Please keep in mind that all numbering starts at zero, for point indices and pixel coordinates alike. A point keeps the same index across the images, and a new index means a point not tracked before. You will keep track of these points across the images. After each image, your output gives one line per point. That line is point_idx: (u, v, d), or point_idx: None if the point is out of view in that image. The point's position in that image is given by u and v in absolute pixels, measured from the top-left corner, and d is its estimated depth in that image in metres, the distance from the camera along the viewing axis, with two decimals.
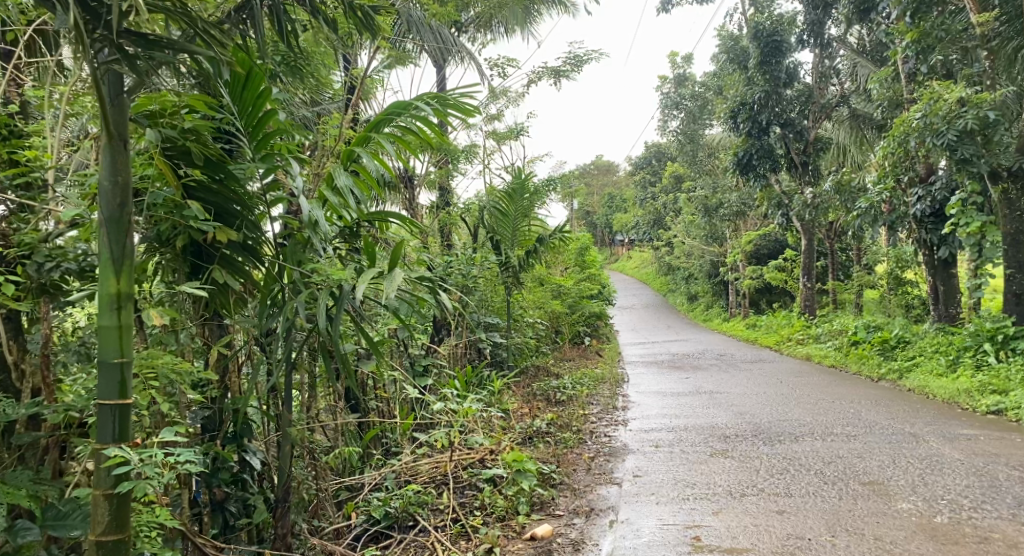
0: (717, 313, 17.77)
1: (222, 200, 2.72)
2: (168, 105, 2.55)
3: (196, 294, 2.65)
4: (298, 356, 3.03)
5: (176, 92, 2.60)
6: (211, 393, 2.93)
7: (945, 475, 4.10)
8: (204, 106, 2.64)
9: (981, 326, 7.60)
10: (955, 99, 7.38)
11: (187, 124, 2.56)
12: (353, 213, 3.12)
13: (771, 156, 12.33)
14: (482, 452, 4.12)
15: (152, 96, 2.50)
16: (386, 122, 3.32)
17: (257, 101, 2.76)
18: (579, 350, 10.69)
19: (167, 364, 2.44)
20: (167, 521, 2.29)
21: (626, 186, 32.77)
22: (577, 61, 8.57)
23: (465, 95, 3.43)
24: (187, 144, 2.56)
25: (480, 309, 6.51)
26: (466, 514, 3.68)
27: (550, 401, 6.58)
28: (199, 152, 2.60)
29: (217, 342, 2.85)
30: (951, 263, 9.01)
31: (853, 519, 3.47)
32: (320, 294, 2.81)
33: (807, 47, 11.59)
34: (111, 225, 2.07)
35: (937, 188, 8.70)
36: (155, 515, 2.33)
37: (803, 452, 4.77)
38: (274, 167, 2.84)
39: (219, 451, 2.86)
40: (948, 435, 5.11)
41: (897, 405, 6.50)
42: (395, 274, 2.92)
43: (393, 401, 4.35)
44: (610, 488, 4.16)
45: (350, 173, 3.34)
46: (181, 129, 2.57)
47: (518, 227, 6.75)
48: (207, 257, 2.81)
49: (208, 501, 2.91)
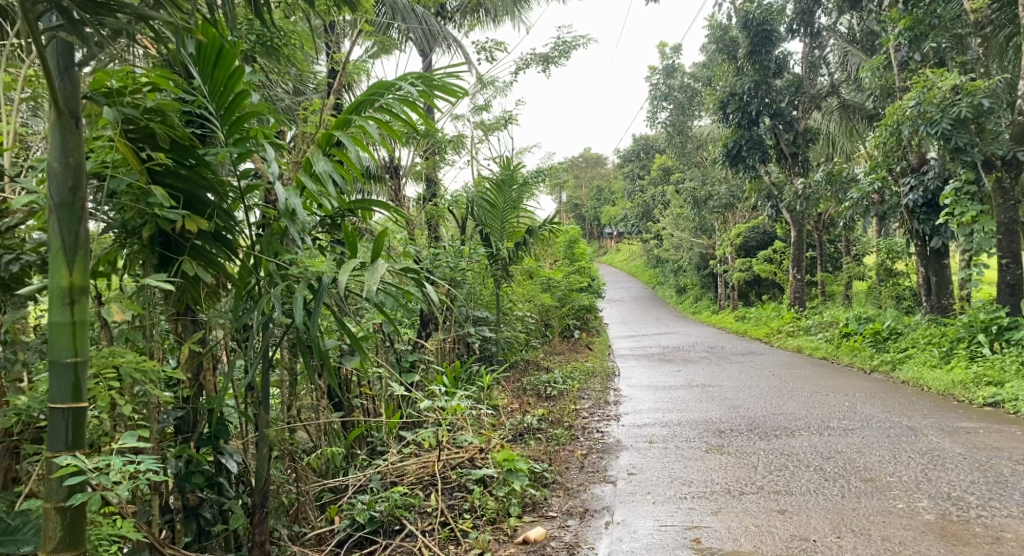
0: (706, 306, 17.71)
1: (191, 187, 2.54)
2: (130, 83, 2.37)
3: (164, 288, 2.47)
4: (275, 353, 2.87)
5: (138, 67, 2.42)
6: (183, 393, 2.76)
7: (948, 470, 3.99)
8: (169, 83, 2.46)
9: (975, 317, 7.49)
10: (949, 87, 7.29)
11: (151, 105, 2.38)
12: (334, 201, 2.96)
13: (761, 148, 12.10)
14: (472, 451, 3.97)
15: (111, 72, 2.32)
16: (367, 104, 3.14)
17: (230, 80, 2.58)
18: (568, 344, 10.57)
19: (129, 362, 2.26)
20: (129, 534, 2.11)
21: (613, 179, 32.69)
22: (565, 48, 8.40)
23: (451, 74, 3.27)
24: (151, 125, 2.37)
25: (468, 301, 6.45)
26: (455, 517, 3.53)
27: (540, 396, 6.44)
28: (164, 134, 2.42)
29: (189, 339, 2.68)
30: (944, 254, 8.94)
31: (857, 519, 3.35)
32: (298, 286, 2.65)
33: (798, 36, 11.43)
34: (62, 212, 1.90)
35: (930, 177, 8.57)
36: (116, 527, 2.14)
37: (800, 447, 4.64)
38: (248, 152, 2.66)
39: (193, 454, 2.70)
40: (947, 429, 5.01)
41: (892, 397, 6.41)
42: (378, 265, 2.75)
43: (379, 399, 4.22)
44: (605, 487, 4.02)
45: (330, 158, 3.16)
46: (144, 110, 2.38)
47: (506, 219, 6.65)
48: (177, 248, 2.63)
49: (182, 507, 2.75)
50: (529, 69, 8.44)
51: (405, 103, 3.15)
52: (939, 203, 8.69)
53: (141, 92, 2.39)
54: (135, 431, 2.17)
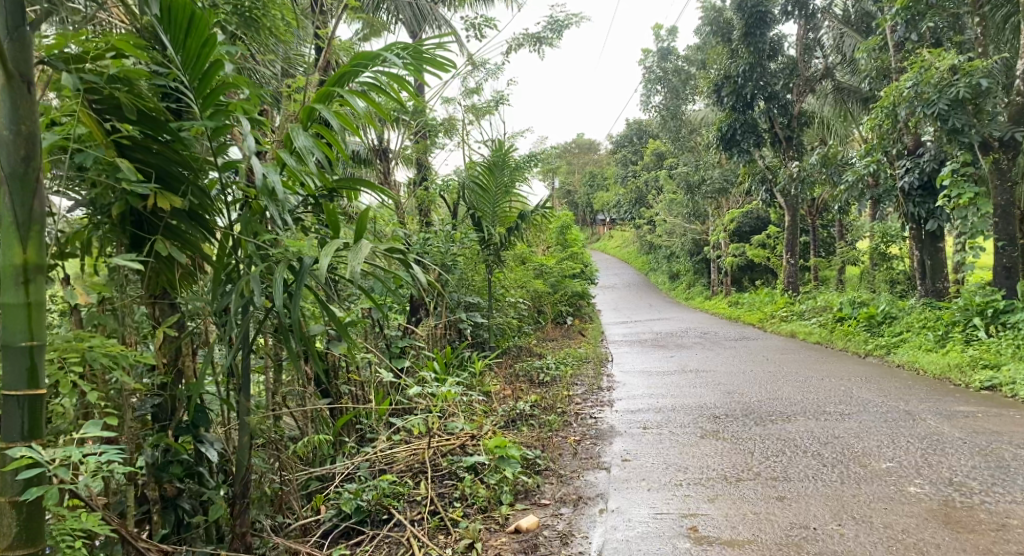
0: (699, 291, 17.66)
1: (163, 163, 2.42)
2: (91, 47, 2.24)
3: (133, 268, 2.34)
4: (256, 337, 2.77)
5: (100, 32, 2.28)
6: (160, 379, 2.65)
7: (949, 455, 3.92)
8: (134, 50, 2.33)
9: (970, 300, 7.42)
10: (946, 67, 7.18)
11: (117, 74, 2.25)
12: (318, 179, 2.82)
13: (755, 131, 12.02)
14: (463, 438, 3.87)
15: (69, 36, 2.18)
16: (351, 78, 3.00)
17: (203, 50, 2.46)
18: (561, 330, 10.48)
19: (95, 347, 2.14)
20: (93, 528, 1.99)
21: (606, 165, 32.50)
22: (558, 27, 8.24)
23: (439, 45, 3.13)
24: (116, 94, 2.25)
25: (460, 287, 6.31)
26: (445, 506, 3.42)
27: (533, 382, 6.34)
28: (132, 104, 2.29)
29: (164, 322, 2.56)
30: (938, 237, 8.87)
31: (858, 506, 3.27)
32: (278, 267, 2.54)
33: (792, 18, 11.20)
34: (13, 183, 1.78)
35: (926, 159, 8.50)
36: (80, 521, 2.02)
37: (797, 432, 4.57)
38: (225, 126, 2.53)
39: (170, 442, 2.60)
40: (944, 413, 4.95)
41: (888, 382, 6.35)
42: (362, 245, 2.65)
43: (367, 385, 4.12)
44: (599, 474, 3.93)
45: (312, 135, 3.01)
46: (110, 79, 2.26)
47: (499, 204, 6.52)
48: (150, 228, 2.51)
49: (159, 498, 2.65)
50: (520, 50, 8.29)
51: (390, 75, 3.01)
52: (935, 185, 8.61)
53: (104, 59, 2.26)
54: (100, 420, 2.07)
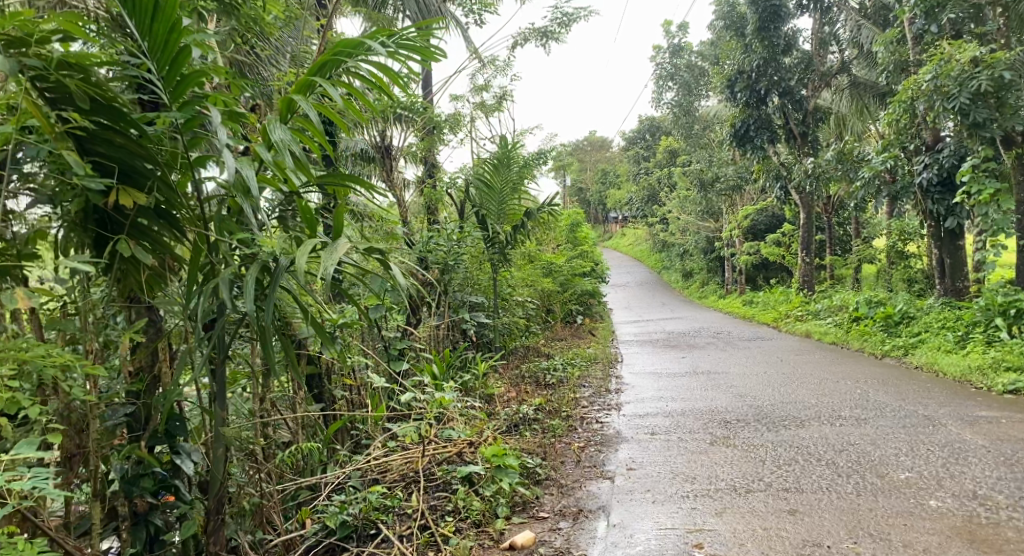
0: (713, 289, 17.41)
1: (126, 156, 2.27)
2: (36, 30, 2.08)
3: (88, 269, 2.18)
4: (232, 342, 2.64)
5: (48, 11, 2.12)
6: (133, 388, 2.51)
7: (972, 465, 3.71)
8: (83, 32, 2.18)
9: (992, 300, 7.17)
10: (967, 59, 6.94)
11: (68, 60, 2.10)
12: (299, 175, 2.67)
13: (769, 128, 11.79)
14: (460, 445, 3.71)
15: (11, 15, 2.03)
16: (333, 67, 2.82)
17: (170, 36, 2.32)
18: (571, 329, 10.31)
19: (41, 358, 2.04)
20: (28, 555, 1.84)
21: (618, 162, 32.23)
22: (567, 20, 8.04)
23: (425, 34, 2.96)
24: (66, 81, 2.09)
25: (463, 286, 6.13)
26: (436, 520, 3.26)
27: (539, 384, 6.17)
28: (84, 91, 2.14)
29: (133, 327, 2.42)
30: (959, 234, 8.58)
31: (875, 521, 3.09)
32: (252, 268, 2.42)
33: (807, 12, 11.01)
34: None
35: (945, 154, 8.22)
36: (15, 547, 1.87)
37: (811, 439, 4.37)
38: (196, 117, 2.39)
39: (141, 454, 2.47)
40: (966, 418, 4.73)
41: (907, 384, 6.11)
42: (338, 245, 2.53)
43: (362, 390, 3.94)
44: (602, 484, 3.76)
45: (290, 127, 2.84)
46: (62, 66, 2.11)
47: (506, 201, 6.32)
48: (115, 228, 2.36)
49: (129, 514, 2.51)
50: (527, 45, 8.12)
51: (373, 66, 2.83)
52: (954, 182, 8.35)
53: (51, 41, 2.10)
54: (36, 439, 2.01)
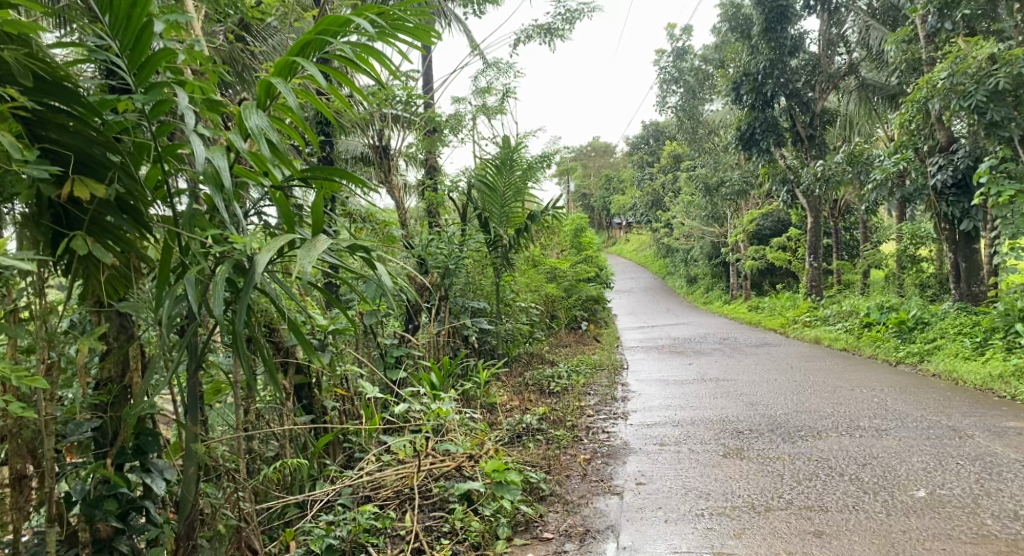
0: (717, 295, 17.15)
1: (82, 144, 2.07)
2: None
3: (29, 267, 1.96)
4: (206, 352, 2.42)
5: None
6: (101, 398, 2.32)
7: (1009, 481, 3.46)
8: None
9: (1011, 306, 6.92)
10: (984, 56, 6.68)
11: (8, 31, 1.92)
12: (280, 168, 2.45)
13: (776, 130, 11.56)
14: (458, 459, 3.48)
15: None
16: (315, 48, 2.58)
17: (132, 11, 2.13)
18: (574, 335, 10.06)
19: None
20: None
21: (621, 168, 32.00)
22: (570, 17, 7.83)
23: (420, 14, 2.70)
24: (6, 55, 1.91)
25: (464, 292, 5.89)
26: (431, 542, 3.03)
27: (543, 392, 5.92)
28: (25, 67, 1.95)
29: (93, 333, 2.22)
30: (974, 238, 8.32)
31: (909, 545, 2.85)
32: (223, 269, 2.21)
33: (814, 13, 10.78)
34: None
35: (960, 156, 7.93)
36: None
37: (831, 451, 4.11)
38: (163, 101, 2.18)
39: (106, 474, 2.25)
40: (993, 429, 4.48)
41: (926, 393, 5.86)
42: (316, 241, 2.31)
43: (355, 400, 3.71)
44: (610, 500, 3.52)
45: (270, 114, 2.61)
46: (2, 39, 1.93)
47: (509, 203, 6.07)
48: (73, 223, 2.17)
49: (91, 539, 2.29)
50: (531, 42, 7.89)
51: (359, 45, 2.57)
52: (970, 183, 8.03)
53: None
54: None
